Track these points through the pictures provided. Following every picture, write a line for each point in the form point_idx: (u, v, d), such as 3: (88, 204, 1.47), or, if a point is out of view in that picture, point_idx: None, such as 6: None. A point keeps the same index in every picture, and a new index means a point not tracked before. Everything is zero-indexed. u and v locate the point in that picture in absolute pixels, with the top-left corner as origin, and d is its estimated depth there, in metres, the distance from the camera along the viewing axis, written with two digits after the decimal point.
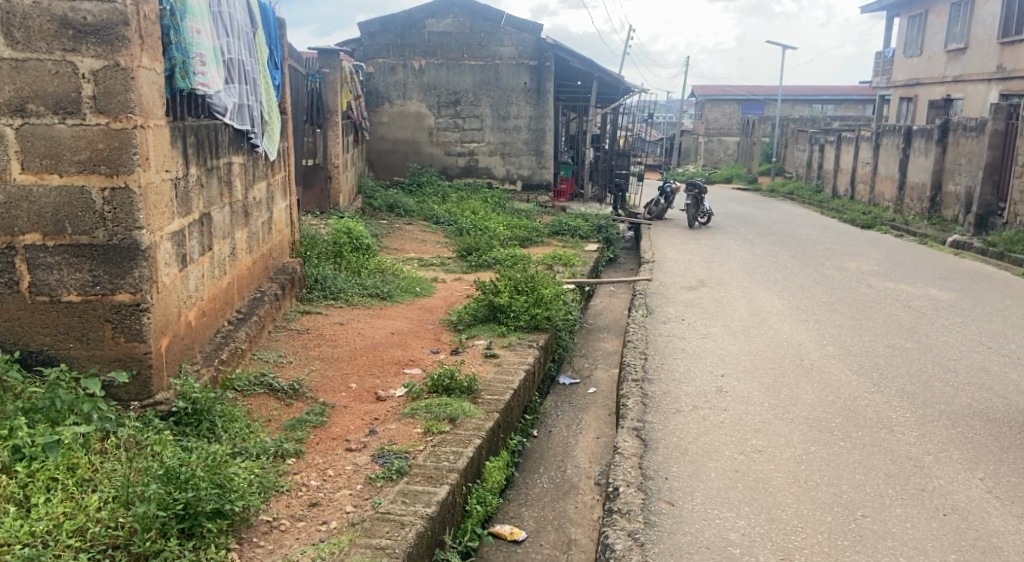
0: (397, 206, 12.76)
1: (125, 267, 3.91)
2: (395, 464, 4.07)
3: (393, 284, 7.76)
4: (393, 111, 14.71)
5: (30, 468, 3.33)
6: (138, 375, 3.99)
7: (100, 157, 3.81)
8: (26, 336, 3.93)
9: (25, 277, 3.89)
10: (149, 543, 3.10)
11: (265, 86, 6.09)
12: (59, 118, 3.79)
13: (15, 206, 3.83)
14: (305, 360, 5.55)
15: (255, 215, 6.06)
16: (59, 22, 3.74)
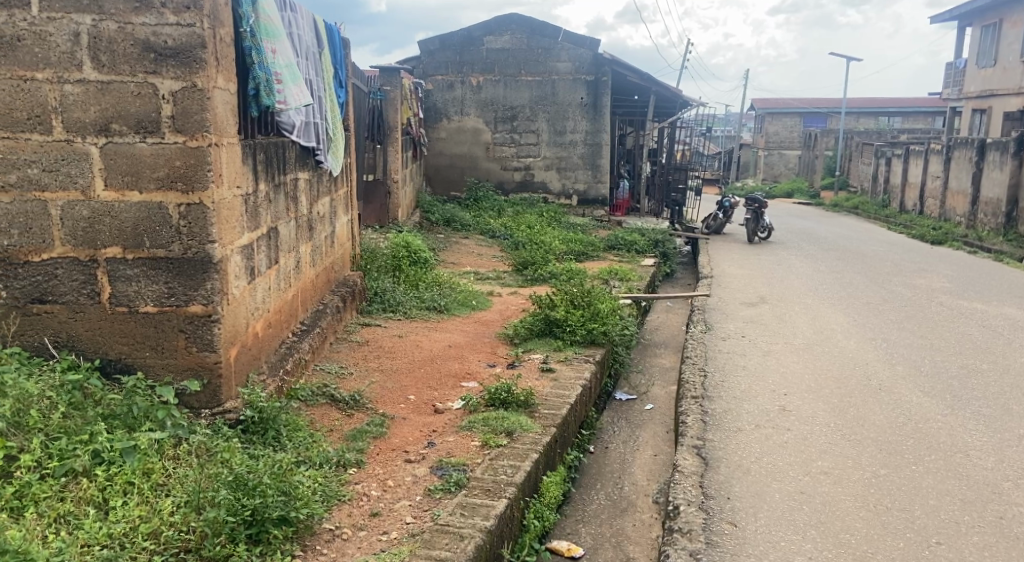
0: (454, 220, 12.90)
1: (198, 280, 4.06)
2: (453, 476, 4.14)
3: (450, 298, 7.86)
4: (451, 127, 14.90)
5: (108, 472, 3.46)
6: (208, 384, 4.14)
7: (177, 174, 3.97)
8: (105, 345, 4.10)
9: (105, 290, 4.06)
10: (219, 548, 3.23)
11: (330, 104, 6.25)
12: (140, 137, 3.95)
13: (98, 222, 4.00)
14: (364, 372, 5.65)
15: (318, 230, 6.21)
16: (141, 46, 3.90)
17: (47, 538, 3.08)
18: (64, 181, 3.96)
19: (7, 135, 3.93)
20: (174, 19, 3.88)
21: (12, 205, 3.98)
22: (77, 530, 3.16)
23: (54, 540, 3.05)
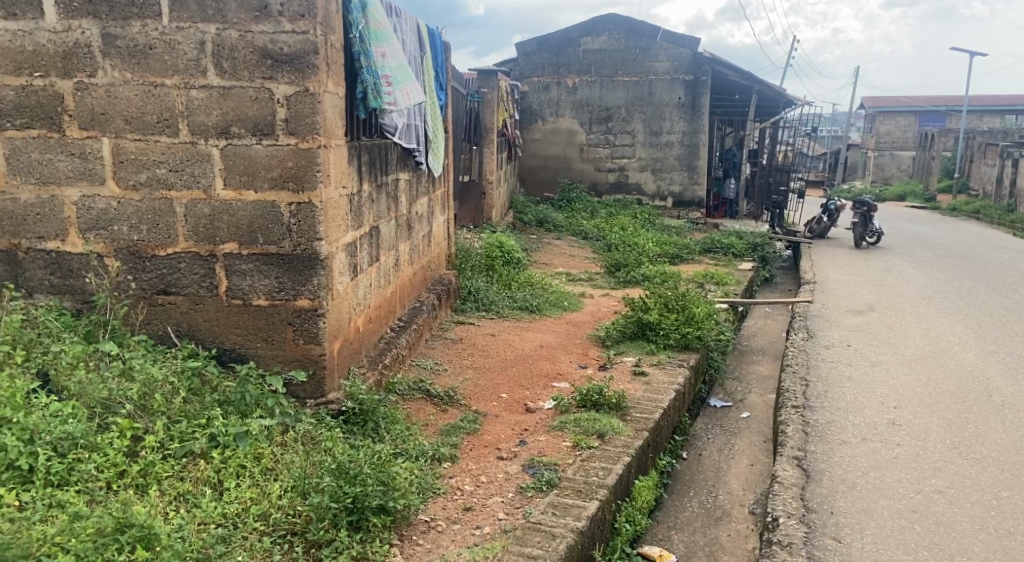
0: (546, 221, 12.99)
1: (306, 275, 4.26)
2: (544, 476, 4.20)
3: (542, 298, 7.94)
4: (546, 128, 15.07)
5: (223, 455, 3.67)
6: (313, 375, 4.33)
7: (289, 174, 4.17)
8: (221, 335, 4.34)
9: (222, 283, 4.29)
10: (323, 532, 3.39)
11: (431, 105, 6.41)
12: (256, 139, 4.16)
13: (218, 219, 4.23)
14: (458, 369, 5.78)
15: (417, 229, 6.39)
16: (260, 53, 4.10)
17: (168, 514, 3.29)
18: (188, 181, 4.21)
19: (138, 137, 4.18)
20: (290, 26, 4.07)
21: (141, 203, 4.24)
22: (195, 508, 3.37)
23: (175, 517, 3.26)
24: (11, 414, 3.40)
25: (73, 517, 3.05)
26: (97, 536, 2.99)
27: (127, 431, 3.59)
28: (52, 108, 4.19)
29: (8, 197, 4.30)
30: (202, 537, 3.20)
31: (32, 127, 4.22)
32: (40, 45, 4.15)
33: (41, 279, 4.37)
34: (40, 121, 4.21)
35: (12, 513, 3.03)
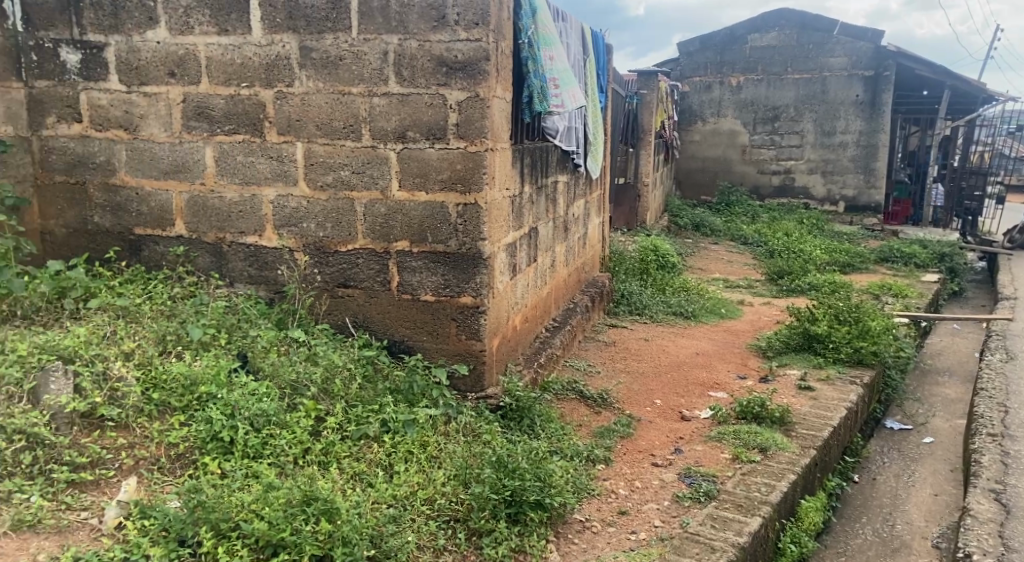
0: (703, 225, 12.80)
1: (470, 273, 4.45)
2: (702, 486, 4.18)
3: (698, 304, 7.86)
4: (707, 129, 14.87)
5: (393, 440, 3.91)
6: (473, 369, 4.52)
7: (457, 177, 4.38)
8: (391, 328, 4.60)
9: (394, 278, 4.55)
10: (483, 522, 3.56)
11: (592, 107, 6.49)
12: (429, 142, 4.38)
13: (392, 218, 4.49)
14: (611, 372, 5.83)
15: (573, 231, 6.49)
16: (435, 61, 4.32)
17: (346, 490, 3.54)
18: (368, 182, 4.48)
19: (327, 141, 4.49)
20: (465, 35, 4.26)
21: (327, 203, 4.56)
22: (370, 487, 3.61)
23: (353, 494, 3.51)
24: (217, 389, 3.85)
25: (267, 488, 3.34)
26: (287, 506, 3.25)
27: (311, 412, 3.90)
28: (254, 115, 4.56)
29: (218, 196, 4.68)
30: (376, 516, 3.43)
31: (238, 132, 4.59)
32: (248, 58, 4.51)
33: (241, 270, 4.76)
34: (245, 127, 4.58)
35: (216, 480, 3.40)
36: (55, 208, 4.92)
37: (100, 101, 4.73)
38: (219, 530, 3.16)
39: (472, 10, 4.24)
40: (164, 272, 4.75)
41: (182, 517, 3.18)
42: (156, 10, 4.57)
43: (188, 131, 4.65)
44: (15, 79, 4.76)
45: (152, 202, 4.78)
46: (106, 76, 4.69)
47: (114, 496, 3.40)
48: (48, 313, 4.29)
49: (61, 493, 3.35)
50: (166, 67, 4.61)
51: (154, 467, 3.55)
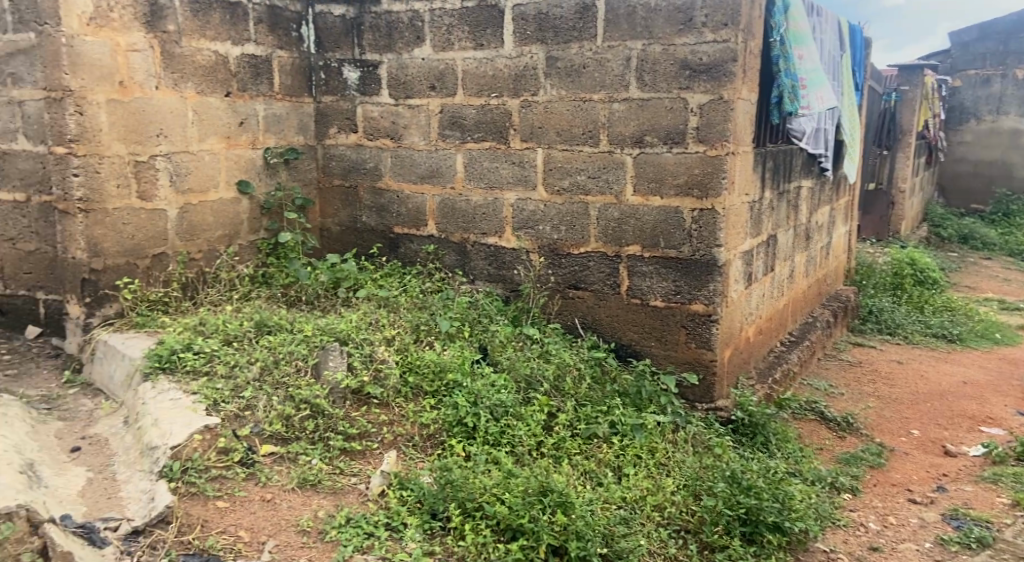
0: (970, 238, 11.52)
1: (702, 280, 4.36)
2: (975, 531, 3.80)
3: (964, 327, 7.09)
4: (982, 129, 12.92)
5: (622, 443, 4.05)
6: (703, 379, 4.44)
7: (694, 181, 4.31)
8: (619, 331, 4.63)
9: (624, 281, 4.56)
10: (717, 537, 3.60)
11: (848, 106, 6.10)
12: (667, 147, 4.35)
13: (625, 222, 4.50)
14: (858, 396, 5.44)
15: (817, 239, 6.13)
16: (679, 64, 4.28)
17: (580, 488, 3.70)
18: (603, 187, 4.54)
19: (566, 147, 4.60)
20: (712, 36, 4.18)
21: (563, 207, 4.66)
22: (601, 488, 3.74)
23: (586, 492, 3.65)
24: (462, 378, 4.19)
25: (509, 474, 3.58)
26: (526, 495, 3.46)
27: (544, 407, 4.13)
28: (502, 124, 4.74)
29: (464, 200, 4.92)
30: (607, 516, 3.56)
31: (486, 140, 4.79)
32: (499, 70, 4.69)
33: (482, 268, 4.97)
34: (492, 135, 4.78)
35: (462, 462, 3.70)
36: (332, 208, 5.32)
37: (372, 114, 5.08)
38: (465, 507, 3.43)
39: (721, 10, 4.15)
40: (416, 268, 5.06)
41: (433, 493, 3.50)
42: (423, 28, 4.84)
43: (442, 140, 4.92)
44: (308, 95, 5.16)
45: (409, 204, 5.09)
46: (378, 91, 5.03)
47: (377, 466, 3.76)
48: (325, 301, 4.69)
49: (335, 459, 3.75)
50: (428, 81, 4.89)
51: (408, 444, 3.91)
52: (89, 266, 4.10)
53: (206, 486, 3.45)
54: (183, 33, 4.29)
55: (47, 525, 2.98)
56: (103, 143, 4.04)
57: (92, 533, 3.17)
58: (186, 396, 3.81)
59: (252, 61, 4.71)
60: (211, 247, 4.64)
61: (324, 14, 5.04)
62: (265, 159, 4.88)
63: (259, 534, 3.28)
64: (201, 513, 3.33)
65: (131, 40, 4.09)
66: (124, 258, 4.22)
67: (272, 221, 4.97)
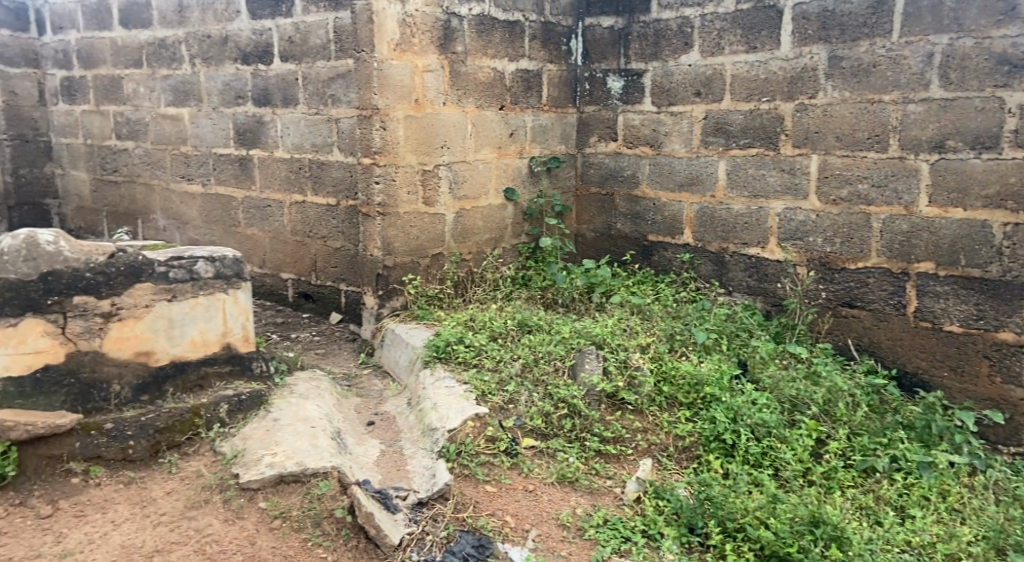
0: None
1: (1015, 305, 3.95)
2: None
3: None
4: None
5: (906, 481, 3.74)
6: (1010, 419, 4.00)
7: (1009, 191, 3.91)
8: (903, 357, 4.30)
9: (911, 302, 4.24)
10: None
11: None
12: (976, 152, 3.97)
13: (916, 237, 4.18)
14: None
15: None
16: (995, 59, 3.89)
17: (856, 524, 3.48)
18: (890, 197, 4.23)
19: (847, 153, 4.34)
20: None
21: (839, 217, 4.41)
22: (879, 526, 3.49)
23: (863, 530, 3.43)
24: (721, 392, 4.10)
25: (773, 499, 3.52)
26: (795, 523, 3.38)
27: (812, 433, 3.93)
28: (773, 129, 4.57)
29: (725, 208, 4.79)
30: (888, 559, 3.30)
31: (753, 146, 4.64)
32: (772, 73, 4.52)
33: (740, 280, 4.82)
34: (760, 141, 4.62)
35: (724, 482, 3.66)
36: (588, 215, 5.37)
37: (633, 122, 5.09)
38: (724, 526, 3.44)
39: None
40: (671, 277, 4.99)
41: (692, 507, 3.51)
42: (692, 34, 4.78)
43: (706, 146, 4.82)
44: (571, 105, 5.30)
45: (666, 211, 5.03)
46: (640, 99, 5.03)
47: (633, 472, 3.82)
48: (580, 304, 4.82)
49: (592, 460, 3.86)
50: (693, 87, 4.81)
51: (663, 455, 3.92)
52: (382, 263, 4.57)
53: (476, 469, 3.71)
54: (469, 53, 4.65)
55: (353, 487, 3.51)
56: (399, 156, 4.46)
57: (387, 499, 3.54)
58: (460, 385, 4.13)
59: (524, 76, 5.00)
60: (479, 249, 4.97)
61: (593, 27, 5.16)
62: (530, 168, 5.14)
63: (524, 522, 3.48)
64: (473, 494, 3.59)
65: (427, 61, 4.47)
66: (410, 257, 4.65)
67: (532, 227, 5.25)
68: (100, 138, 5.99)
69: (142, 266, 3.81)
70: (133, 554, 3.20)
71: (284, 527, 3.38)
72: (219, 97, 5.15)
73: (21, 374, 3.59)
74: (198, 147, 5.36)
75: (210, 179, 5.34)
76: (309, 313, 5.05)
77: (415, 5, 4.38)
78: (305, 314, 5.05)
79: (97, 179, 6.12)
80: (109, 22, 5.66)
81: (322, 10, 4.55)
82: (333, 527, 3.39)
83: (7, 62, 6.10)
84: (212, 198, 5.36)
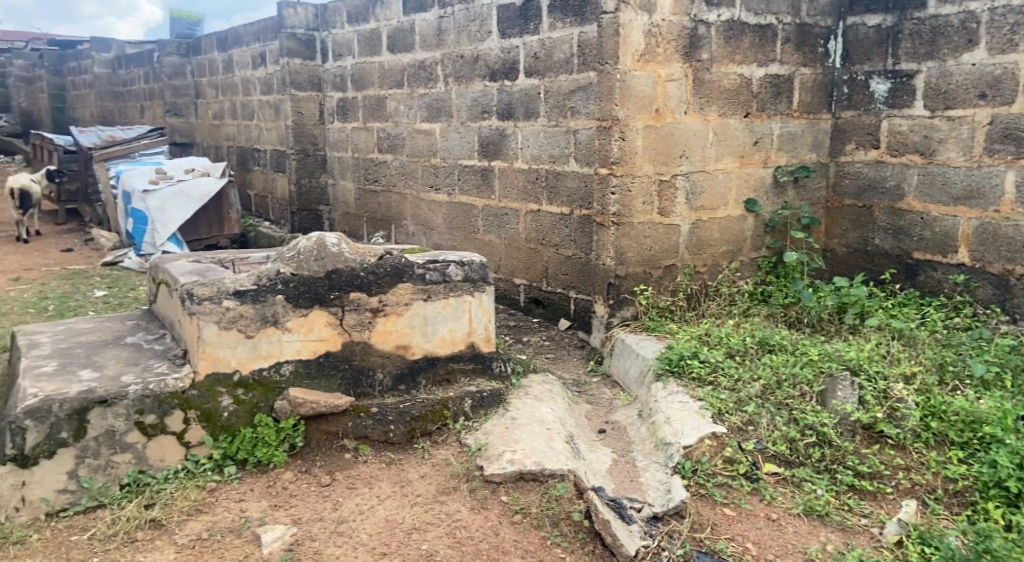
0: None
1: None
2: None
3: None
4: None
5: None
6: None
7: None
8: None
9: None
10: None
11: None
12: None
13: None
14: None
15: None
16: None
17: None
18: None
19: None
20: None
21: None
22: None
23: None
24: (1004, 433, 3.59)
25: None
26: None
27: None
28: None
29: (1013, 225, 4.32)
30: None
31: None
32: None
33: None
34: None
35: (1009, 535, 3.22)
36: (841, 228, 5.04)
37: (900, 128, 4.70)
38: None
39: None
40: (939, 300, 4.55)
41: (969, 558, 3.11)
42: (977, 30, 4.35)
43: (990, 155, 4.36)
44: (826, 111, 4.99)
45: (936, 227, 4.61)
46: (911, 103, 4.64)
47: (894, 513, 3.48)
48: (829, 325, 4.53)
49: (844, 494, 3.57)
50: (977, 88, 4.37)
51: (930, 498, 3.52)
52: (614, 273, 4.59)
53: (713, 490, 3.57)
54: (715, 60, 4.53)
55: (591, 492, 3.49)
56: (636, 165, 4.47)
57: (623, 508, 3.44)
58: (695, 400, 4.00)
59: (774, 81, 4.76)
60: (716, 261, 4.80)
61: (857, 26, 4.84)
62: (775, 178, 4.90)
63: (766, 552, 3.29)
64: (710, 516, 3.47)
65: (670, 71, 4.43)
66: (643, 267, 4.62)
67: (775, 240, 4.98)
68: (364, 153, 6.66)
69: (405, 268, 4.06)
70: (394, 528, 3.39)
71: (524, 522, 3.44)
72: (467, 112, 5.51)
73: (309, 358, 3.92)
74: (447, 158, 5.76)
75: (454, 189, 5.73)
76: (539, 318, 5.22)
77: (663, 15, 4.37)
78: (536, 319, 5.24)
79: (362, 188, 6.80)
80: (379, 48, 6.26)
81: (570, 25, 4.68)
82: (571, 529, 3.40)
83: (296, 86, 7.07)
84: (455, 206, 5.74)
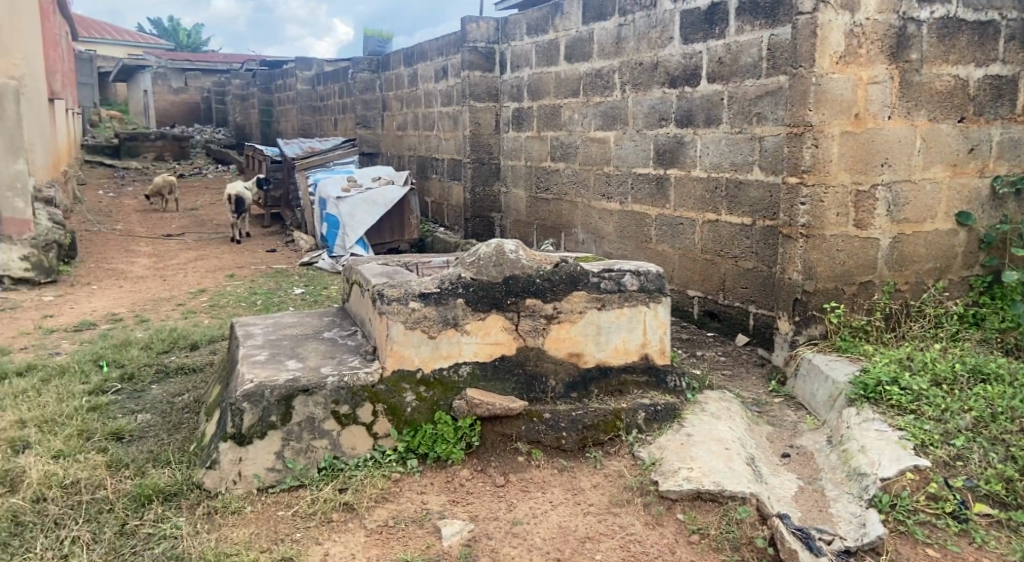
0: None
1: None
2: None
3: None
4: None
5: None
6: None
7: None
8: None
9: None
10: None
11: None
12: None
13: None
14: None
15: None
16: None
17: None
18: None
19: None
20: None
21: None
22: None
23: None
24: None
25: None
26: None
27: None
28: None
29: None
30: None
31: None
32: None
33: None
34: None
35: None
36: None
37: None
38: None
39: None
40: None
41: None
42: None
43: None
44: None
45: None
46: None
47: None
48: None
49: None
50: None
51: None
52: (801, 288, 4.33)
53: (916, 528, 3.30)
54: (925, 60, 4.18)
55: (775, 519, 3.33)
56: (831, 175, 4.19)
57: (810, 539, 3.27)
58: (895, 430, 3.66)
59: (995, 83, 4.38)
60: (919, 279, 4.41)
61: None
62: (993, 189, 4.46)
63: None
64: (910, 555, 3.22)
65: (873, 73, 4.13)
66: (834, 283, 4.31)
67: (990, 257, 4.52)
68: (538, 161, 6.67)
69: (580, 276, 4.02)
70: (568, 535, 3.36)
71: (703, 543, 3.31)
72: (644, 120, 5.41)
73: (485, 360, 3.95)
74: (621, 167, 5.68)
75: (627, 198, 5.63)
76: (714, 333, 5.03)
77: (866, 14, 4.07)
78: (710, 333, 5.04)
79: (533, 197, 6.81)
80: (556, 58, 6.27)
81: (759, 28, 4.54)
82: (753, 555, 3.25)
83: (474, 98, 7.24)
84: (628, 216, 5.63)
